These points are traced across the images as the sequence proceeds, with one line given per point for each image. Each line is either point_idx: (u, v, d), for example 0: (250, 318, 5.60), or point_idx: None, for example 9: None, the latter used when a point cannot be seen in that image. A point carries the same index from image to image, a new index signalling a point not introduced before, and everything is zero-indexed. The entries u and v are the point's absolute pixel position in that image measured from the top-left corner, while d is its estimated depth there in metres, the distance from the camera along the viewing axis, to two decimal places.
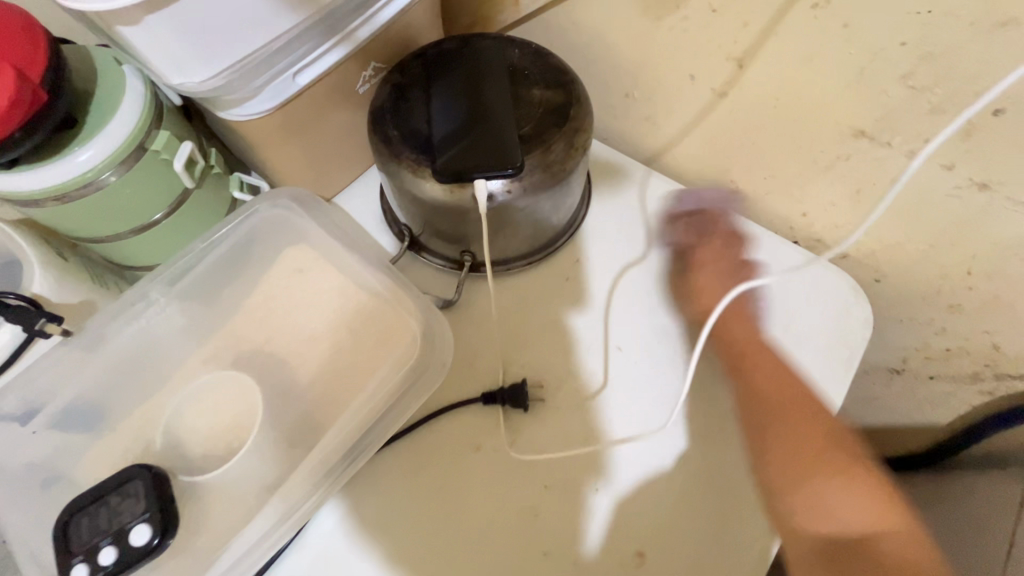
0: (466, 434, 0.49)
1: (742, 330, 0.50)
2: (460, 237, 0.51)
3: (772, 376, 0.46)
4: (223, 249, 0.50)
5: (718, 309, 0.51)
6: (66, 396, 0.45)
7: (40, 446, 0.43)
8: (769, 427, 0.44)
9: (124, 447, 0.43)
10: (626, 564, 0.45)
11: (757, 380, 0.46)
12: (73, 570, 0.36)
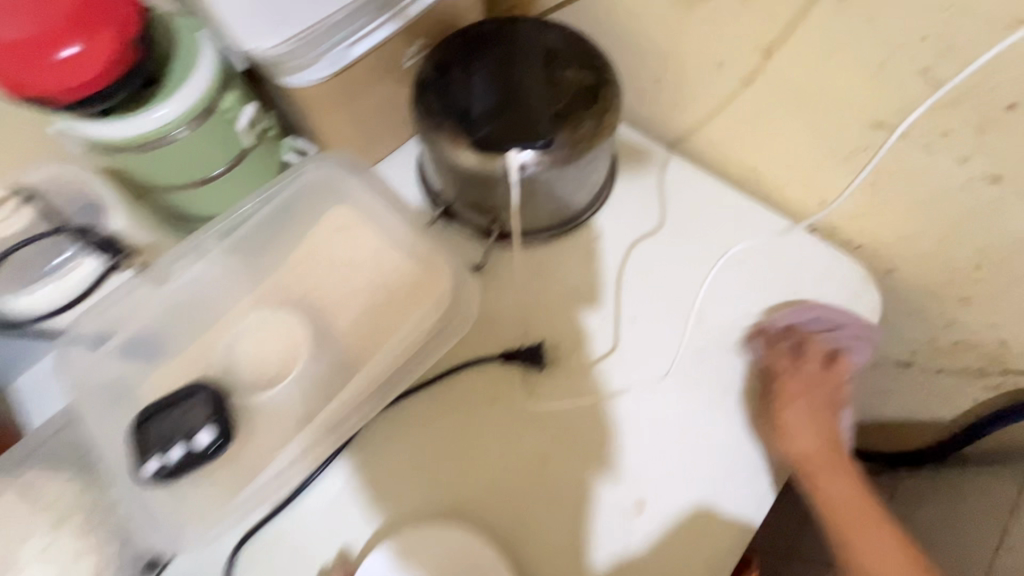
0: (486, 387, 0.53)
1: (824, 469, 0.52)
2: (490, 206, 0.55)
3: (837, 492, 0.52)
4: (275, 203, 0.54)
5: (809, 450, 0.52)
6: (134, 325, 0.50)
7: (112, 369, 0.49)
8: (819, 478, 0.52)
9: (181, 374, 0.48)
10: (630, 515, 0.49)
11: (832, 495, 0.52)
12: (147, 465, 0.42)
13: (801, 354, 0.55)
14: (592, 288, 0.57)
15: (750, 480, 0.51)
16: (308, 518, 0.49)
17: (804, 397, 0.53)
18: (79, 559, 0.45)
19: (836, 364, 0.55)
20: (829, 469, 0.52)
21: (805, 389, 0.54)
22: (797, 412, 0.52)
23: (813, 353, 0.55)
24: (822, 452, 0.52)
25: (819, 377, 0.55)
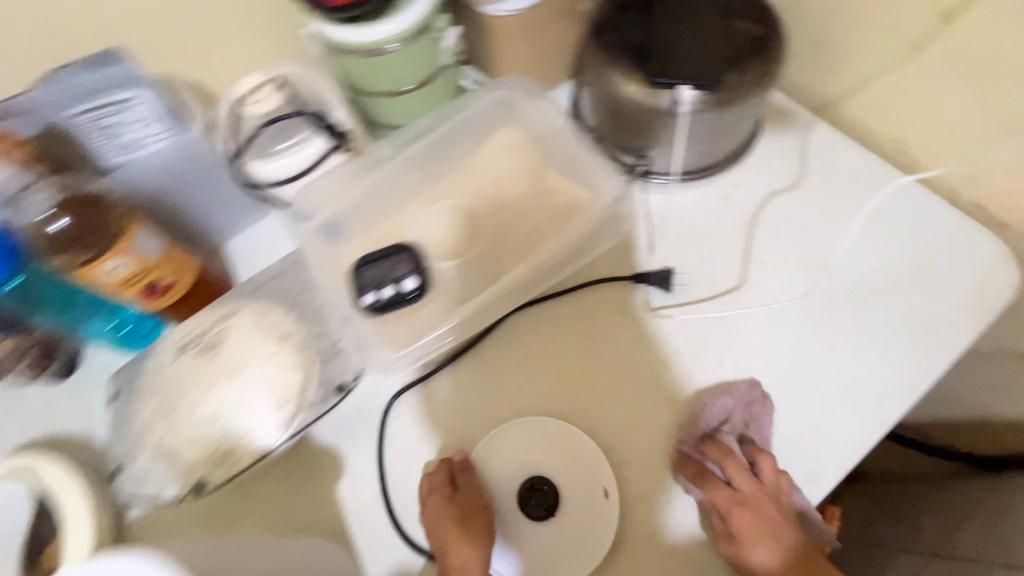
0: (616, 300, 0.60)
1: (746, 547, 0.48)
2: (641, 142, 0.61)
3: (771, 566, 0.48)
4: (452, 120, 0.63)
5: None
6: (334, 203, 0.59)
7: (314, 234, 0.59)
8: None
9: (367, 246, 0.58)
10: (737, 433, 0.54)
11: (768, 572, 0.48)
12: (365, 296, 0.48)
13: (710, 449, 0.52)
14: (723, 230, 0.62)
15: (858, 419, 0.53)
16: (450, 383, 0.58)
17: (761, 529, 0.49)
18: (292, 374, 0.52)
19: (761, 463, 0.51)
20: (753, 545, 0.48)
21: (745, 499, 0.49)
22: (756, 542, 0.48)
23: (768, 465, 0.51)
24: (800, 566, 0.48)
25: (753, 496, 0.50)
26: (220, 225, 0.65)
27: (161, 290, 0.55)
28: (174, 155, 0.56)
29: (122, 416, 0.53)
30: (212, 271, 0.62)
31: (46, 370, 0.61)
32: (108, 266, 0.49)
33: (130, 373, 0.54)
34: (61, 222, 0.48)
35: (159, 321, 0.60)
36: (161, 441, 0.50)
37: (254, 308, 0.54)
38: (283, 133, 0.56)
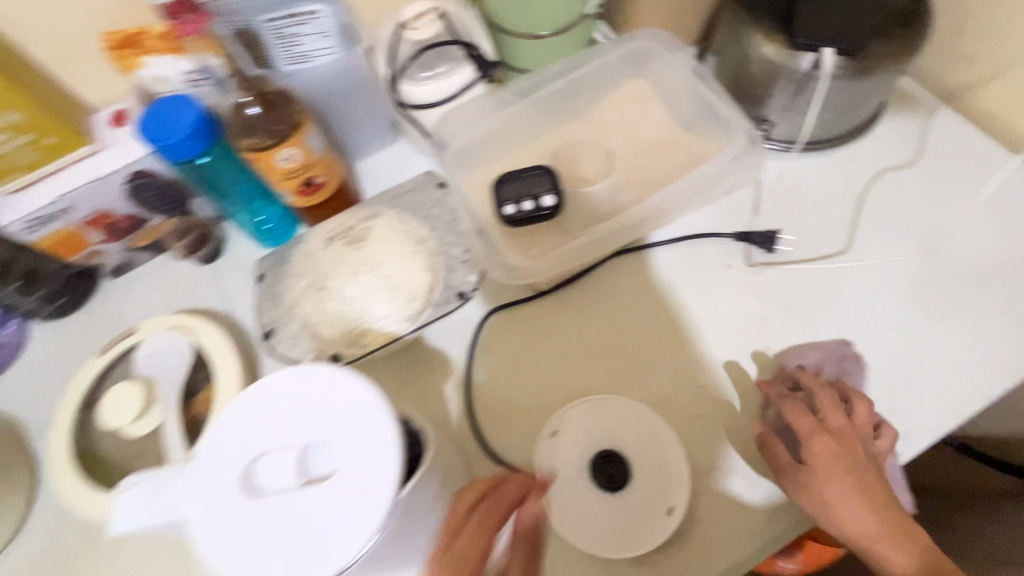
0: (721, 253, 0.62)
1: (832, 481, 0.46)
2: (766, 106, 0.62)
3: (854, 510, 0.45)
4: (582, 67, 0.65)
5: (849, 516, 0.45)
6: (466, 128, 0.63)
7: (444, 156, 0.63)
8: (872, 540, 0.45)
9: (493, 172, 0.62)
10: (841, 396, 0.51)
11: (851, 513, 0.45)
12: (507, 208, 0.54)
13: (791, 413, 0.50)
14: (835, 200, 0.63)
15: (961, 389, 0.53)
16: (552, 307, 0.61)
17: (834, 459, 0.47)
18: (420, 274, 0.57)
19: (857, 403, 0.50)
20: (836, 483, 0.46)
21: (830, 428, 0.49)
22: (826, 467, 0.47)
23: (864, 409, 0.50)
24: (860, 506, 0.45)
25: (838, 427, 0.49)
26: (356, 145, 0.71)
27: (315, 187, 0.61)
28: (338, 71, 0.62)
29: (271, 293, 0.59)
30: (348, 184, 0.68)
31: (195, 254, 0.68)
32: (284, 152, 0.55)
33: (279, 258, 0.61)
34: (254, 109, 0.55)
35: (295, 224, 0.68)
36: (307, 315, 0.56)
37: (392, 214, 0.60)
38: (435, 60, 0.63)
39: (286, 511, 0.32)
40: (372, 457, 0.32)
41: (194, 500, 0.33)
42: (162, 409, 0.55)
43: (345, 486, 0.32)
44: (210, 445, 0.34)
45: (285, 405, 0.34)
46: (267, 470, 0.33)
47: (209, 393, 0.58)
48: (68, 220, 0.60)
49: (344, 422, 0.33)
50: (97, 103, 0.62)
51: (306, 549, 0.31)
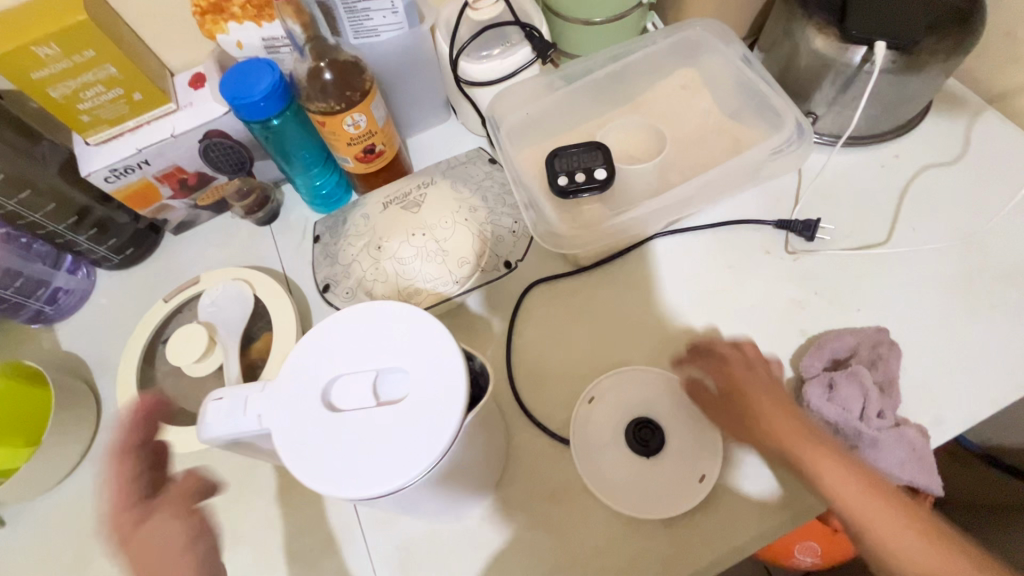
0: (760, 239, 0.63)
1: (813, 463, 0.45)
2: (812, 98, 0.64)
3: (852, 491, 0.44)
4: (635, 54, 0.67)
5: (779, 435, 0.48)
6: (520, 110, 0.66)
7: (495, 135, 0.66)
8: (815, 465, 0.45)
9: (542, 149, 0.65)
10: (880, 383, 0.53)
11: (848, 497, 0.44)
12: (560, 179, 0.57)
13: (839, 389, 0.51)
14: (877, 193, 0.64)
15: (994, 384, 0.54)
16: (592, 282, 0.63)
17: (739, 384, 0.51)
18: (469, 241, 0.60)
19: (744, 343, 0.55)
20: (824, 462, 0.45)
21: (725, 358, 0.53)
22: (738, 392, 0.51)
23: (845, 391, 0.51)
24: (785, 427, 0.48)
25: (735, 357, 0.53)
26: (411, 121, 0.75)
27: (375, 155, 0.64)
28: (402, 46, 0.66)
29: (328, 252, 0.63)
30: (402, 156, 0.71)
31: (253, 215, 0.72)
32: (352, 118, 0.58)
33: (336, 220, 0.64)
34: (327, 75, 0.58)
35: (348, 188, 0.72)
36: (362, 273, 0.59)
37: (444, 184, 0.63)
38: (494, 41, 0.66)
39: (361, 425, 0.35)
40: (445, 383, 0.35)
41: (281, 411, 0.36)
42: (224, 351, 0.59)
43: (419, 405, 0.35)
44: (296, 366, 0.38)
45: (362, 334, 0.38)
46: (347, 388, 0.36)
47: (266, 340, 0.61)
48: (142, 174, 0.64)
49: (416, 351, 0.37)
50: (177, 67, 0.66)
51: (378, 460, 0.34)
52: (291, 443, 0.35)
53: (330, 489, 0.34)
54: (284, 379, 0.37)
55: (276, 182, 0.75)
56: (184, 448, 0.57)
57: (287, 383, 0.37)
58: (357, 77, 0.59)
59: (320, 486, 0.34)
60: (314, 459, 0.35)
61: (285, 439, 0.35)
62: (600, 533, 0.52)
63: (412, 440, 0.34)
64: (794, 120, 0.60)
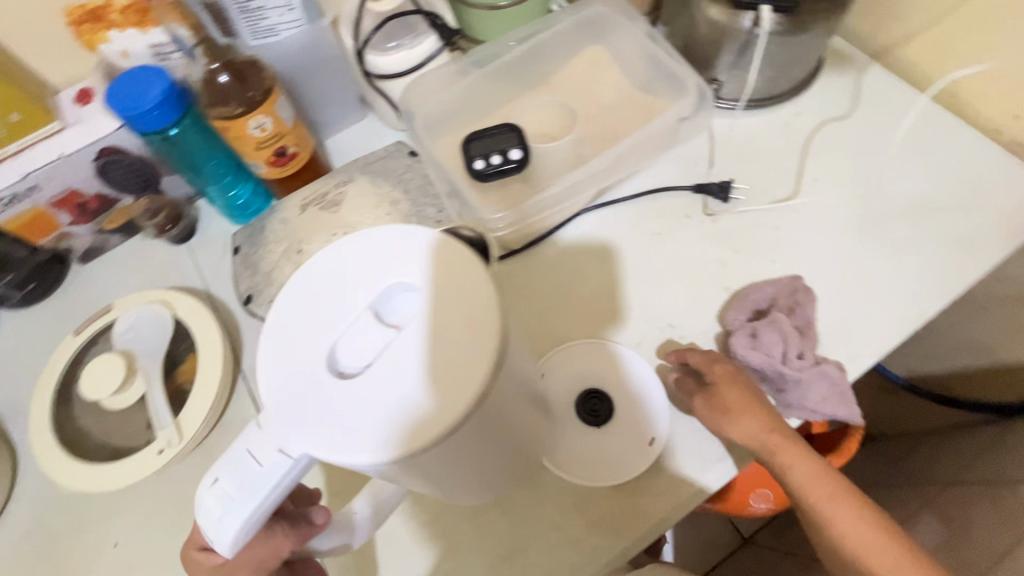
0: (680, 205, 0.66)
1: (821, 502, 0.47)
2: (713, 66, 0.66)
3: (858, 535, 0.45)
4: (542, 35, 0.68)
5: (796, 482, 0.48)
6: (434, 100, 0.65)
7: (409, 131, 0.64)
8: (826, 514, 0.47)
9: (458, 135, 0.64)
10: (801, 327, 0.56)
11: (855, 541, 0.45)
12: (476, 162, 0.57)
13: (762, 336, 0.54)
14: (783, 152, 0.68)
15: (899, 316, 0.57)
16: (525, 262, 0.64)
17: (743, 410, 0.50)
18: None
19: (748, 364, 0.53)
20: (836, 513, 0.46)
21: (732, 381, 0.51)
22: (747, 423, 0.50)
23: (770, 338, 0.54)
24: (797, 466, 0.48)
25: (739, 381, 0.51)
26: (326, 121, 0.73)
27: (287, 157, 0.62)
28: (303, 43, 0.63)
29: (249, 262, 0.61)
30: (320, 157, 0.69)
31: (166, 234, 0.68)
32: (256, 120, 0.56)
33: (252, 229, 0.62)
34: (224, 79, 0.56)
35: (267, 196, 0.69)
36: (286, 279, 0.58)
37: (361, 179, 0.62)
38: (399, 32, 0.65)
39: (382, 366, 0.30)
40: (456, 292, 0.31)
41: (279, 397, 0.31)
42: (145, 379, 0.56)
43: (435, 329, 0.30)
44: (275, 343, 0.33)
45: (336, 276, 0.33)
46: (346, 343, 0.32)
47: (193, 362, 0.58)
48: (32, 202, 0.60)
49: (405, 268, 0.32)
50: (59, 84, 0.62)
51: (412, 396, 0.29)
52: (306, 425, 0.30)
53: (370, 453, 0.29)
54: (268, 363, 0.32)
55: (189, 197, 0.71)
56: (113, 485, 0.54)
57: (273, 365, 0.32)
58: (258, 78, 0.57)
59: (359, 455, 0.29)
60: (338, 429, 0.30)
61: (296, 424, 0.30)
62: (553, 505, 0.53)
63: (442, 363, 0.30)
64: (695, 86, 0.62)
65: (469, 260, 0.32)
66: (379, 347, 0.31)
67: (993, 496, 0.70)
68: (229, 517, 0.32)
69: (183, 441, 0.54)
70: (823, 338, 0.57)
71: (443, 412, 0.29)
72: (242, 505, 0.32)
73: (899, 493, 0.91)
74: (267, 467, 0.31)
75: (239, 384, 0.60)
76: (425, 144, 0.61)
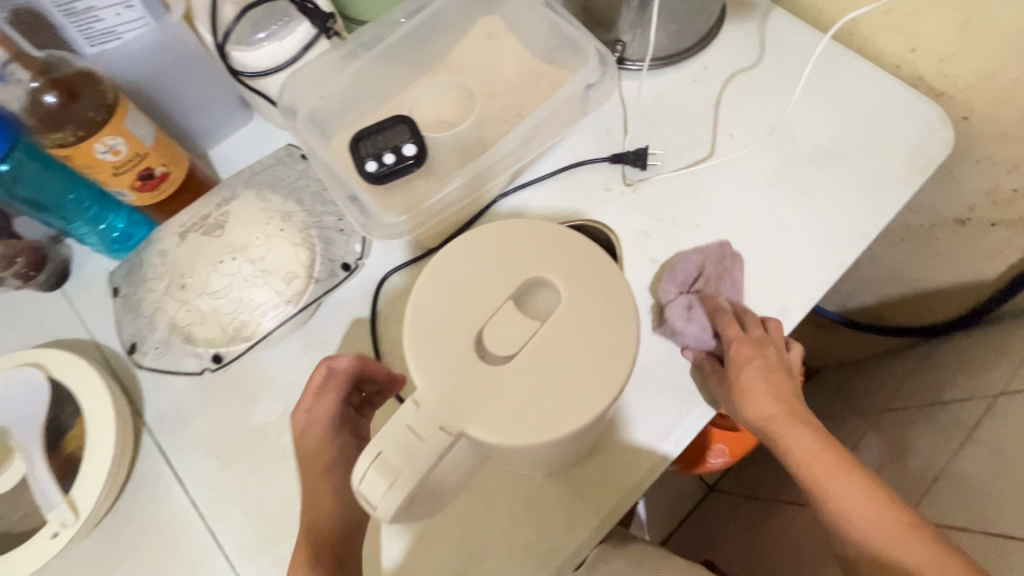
0: (600, 177, 0.63)
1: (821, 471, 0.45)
2: (614, 25, 0.63)
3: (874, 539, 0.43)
4: (431, 10, 0.62)
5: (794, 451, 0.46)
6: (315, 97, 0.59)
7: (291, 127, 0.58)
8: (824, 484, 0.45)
9: (350, 130, 0.58)
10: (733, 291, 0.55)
11: (860, 521, 0.42)
12: (368, 164, 0.53)
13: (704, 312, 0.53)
14: (696, 110, 0.65)
15: (822, 262, 0.58)
16: None
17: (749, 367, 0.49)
18: (299, 251, 0.54)
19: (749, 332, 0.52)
20: (834, 482, 0.44)
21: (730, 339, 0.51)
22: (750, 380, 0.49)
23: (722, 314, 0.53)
24: (796, 434, 0.47)
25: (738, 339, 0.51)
26: (203, 129, 0.65)
27: (157, 179, 0.55)
28: (152, 45, 0.56)
29: (130, 304, 0.55)
30: (200, 170, 0.62)
31: (33, 281, 0.59)
32: (104, 142, 0.48)
33: (130, 266, 0.56)
34: (50, 98, 0.47)
35: (150, 224, 0.61)
36: (172, 318, 0.53)
37: (247, 193, 0.55)
38: (263, 23, 0.58)
39: (536, 351, 0.34)
40: (595, 292, 0.35)
41: (436, 383, 0.33)
42: (24, 458, 0.49)
43: (573, 330, 0.34)
44: (420, 329, 0.35)
45: (473, 267, 0.37)
46: (490, 331, 0.35)
47: (81, 427, 0.51)
48: None
49: (545, 263, 0.36)
50: None
51: (568, 384, 0.33)
52: (468, 409, 0.33)
53: (530, 436, 0.32)
54: (417, 350, 0.34)
55: (54, 237, 0.62)
56: None
57: (422, 349, 0.34)
58: (95, 90, 0.49)
59: (509, 439, 0.32)
60: (508, 416, 0.32)
61: (457, 408, 0.32)
62: (504, 513, 0.51)
63: (588, 359, 0.33)
64: (596, 52, 0.59)
65: (602, 261, 0.36)
66: (528, 334, 0.34)
67: (927, 416, 0.73)
68: (395, 491, 0.31)
69: (81, 519, 0.48)
70: (755, 298, 0.56)
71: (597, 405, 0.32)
72: (413, 479, 0.31)
73: (843, 421, 0.95)
74: (433, 443, 0.32)
75: (144, 439, 0.54)
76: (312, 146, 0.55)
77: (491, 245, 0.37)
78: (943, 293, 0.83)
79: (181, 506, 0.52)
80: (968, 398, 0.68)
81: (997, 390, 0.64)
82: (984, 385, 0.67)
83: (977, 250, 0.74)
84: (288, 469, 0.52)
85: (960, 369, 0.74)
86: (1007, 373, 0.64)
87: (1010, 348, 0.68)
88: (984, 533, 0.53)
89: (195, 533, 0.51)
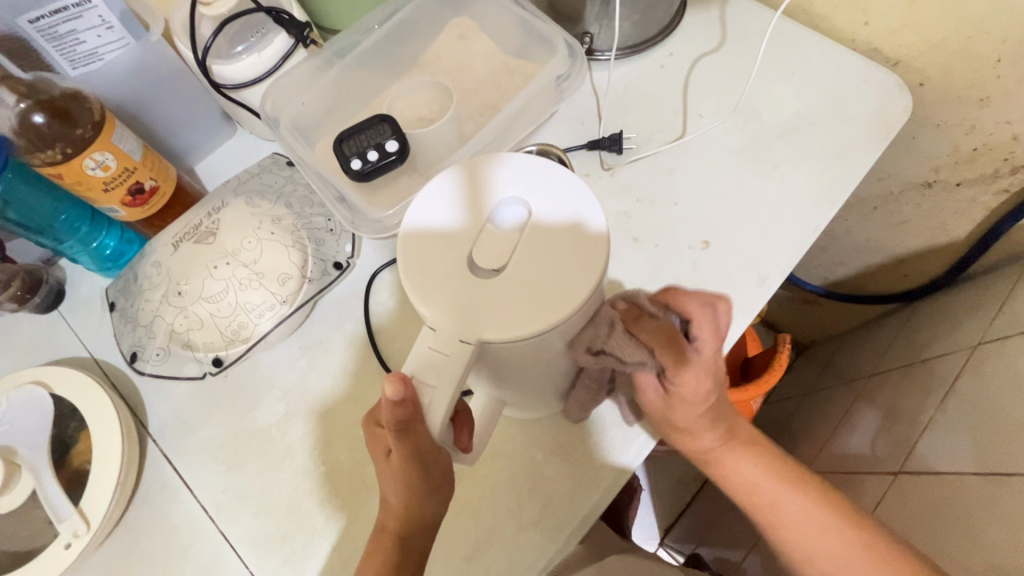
0: (579, 164, 0.65)
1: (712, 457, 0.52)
2: (581, 19, 0.65)
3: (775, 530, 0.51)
4: (403, 16, 0.64)
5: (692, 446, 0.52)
6: (298, 106, 0.61)
7: (274, 134, 0.59)
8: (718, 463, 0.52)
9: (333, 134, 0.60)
10: (706, 270, 0.59)
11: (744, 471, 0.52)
12: (352, 162, 0.54)
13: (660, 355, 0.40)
14: (666, 95, 0.68)
15: (797, 228, 0.60)
16: None
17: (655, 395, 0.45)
18: (290, 252, 0.55)
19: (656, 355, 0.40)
20: (721, 456, 0.52)
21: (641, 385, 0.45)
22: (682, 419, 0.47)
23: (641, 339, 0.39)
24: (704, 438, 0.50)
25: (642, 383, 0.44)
26: (188, 145, 0.66)
27: (147, 193, 0.56)
28: (132, 63, 0.57)
29: (127, 316, 0.57)
30: (188, 184, 0.63)
31: (29, 303, 0.60)
32: (93, 159, 0.50)
33: (125, 280, 0.58)
34: (37, 118, 0.49)
35: (141, 239, 0.62)
36: (170, 325, 0.54)
37: (236, 199, 0.57)
38: (241, 36, 0.59)
39: (526, 254, 0.35)
40: (567, 195, 0.36)
41: (443, 309, 0.34)
42: (33, 473, 0.49)
43: (556, 234, 0.35)
44: (416, 272, 0.35)
45: (450, 199, 0.37)
46: (479, 251, 0.36)
47: (86, 440, 0.52)
48: None
49: (517, 180, 0.37)
50: None
51: (565, 273, 0.34)
52: (482, 320, 0.34)
53: (544, 325, 0.33)
54: (418, 287, 0.35)
55: (47, 259, 0.63)
56: None
57: (421, 286, 0.35)
58: (81, 108, 0.50)
59: (524, 334, 0.33)
60: (520, 315, 0.34)
61: (471, 321, 0.34)
62: (509, 493, 0.52)
63: (580, 247, 0.35)
64: (565, 43, 0.61)
65: (562, 168, 0.37)
66: (512, 245, 0.36)
67: (913, 372, 0.76)
68: (439, 406, 0.35)
69: (93, 529, 0.49)
70: (736, 268, 0.59)
71: (592, 288, 0.34)
72: (447, 393, 0.34)
73: (835, 390, 0.97)
74: (461, 358, 0.34)
75: (150, 448, 0.55)
76: (297, 151, 0.57)
77: (462, 178, 0.38)
78: (919, 257, 0.86)
79: (190, 512, 0.53)
80: (951, 351, 0.70)
81: (975, 340, 0.66)
82: (964, 337, 0.69)
83: (946, 211, 0.77)
84: (293, 467, 0.53)
85: (942, 325, 0.76)
86: (986, 322, 0.67)
87: (986, 301, 0.70)
88: (973, 473, 0.56)
89: (206, 537, 0.52)
